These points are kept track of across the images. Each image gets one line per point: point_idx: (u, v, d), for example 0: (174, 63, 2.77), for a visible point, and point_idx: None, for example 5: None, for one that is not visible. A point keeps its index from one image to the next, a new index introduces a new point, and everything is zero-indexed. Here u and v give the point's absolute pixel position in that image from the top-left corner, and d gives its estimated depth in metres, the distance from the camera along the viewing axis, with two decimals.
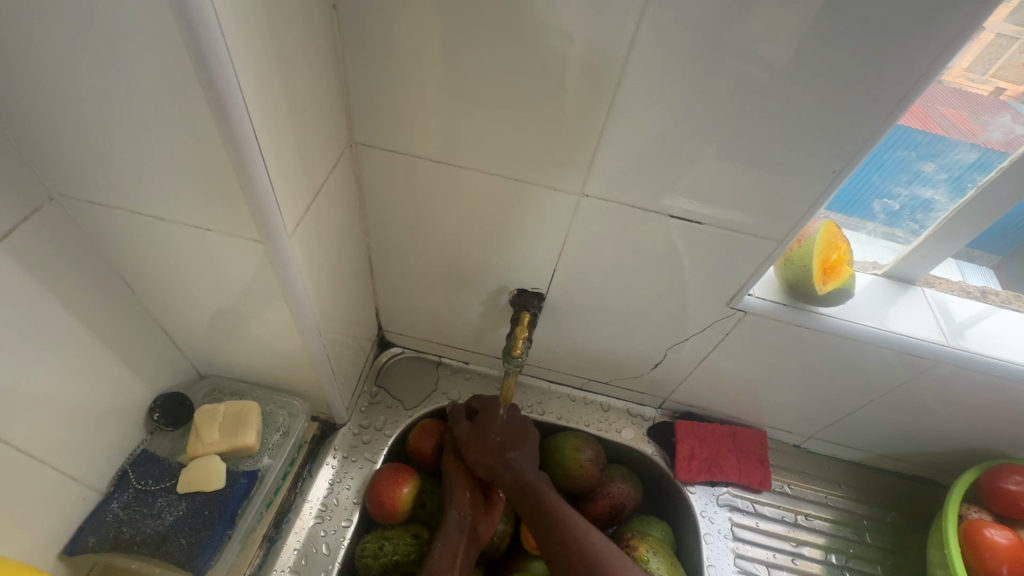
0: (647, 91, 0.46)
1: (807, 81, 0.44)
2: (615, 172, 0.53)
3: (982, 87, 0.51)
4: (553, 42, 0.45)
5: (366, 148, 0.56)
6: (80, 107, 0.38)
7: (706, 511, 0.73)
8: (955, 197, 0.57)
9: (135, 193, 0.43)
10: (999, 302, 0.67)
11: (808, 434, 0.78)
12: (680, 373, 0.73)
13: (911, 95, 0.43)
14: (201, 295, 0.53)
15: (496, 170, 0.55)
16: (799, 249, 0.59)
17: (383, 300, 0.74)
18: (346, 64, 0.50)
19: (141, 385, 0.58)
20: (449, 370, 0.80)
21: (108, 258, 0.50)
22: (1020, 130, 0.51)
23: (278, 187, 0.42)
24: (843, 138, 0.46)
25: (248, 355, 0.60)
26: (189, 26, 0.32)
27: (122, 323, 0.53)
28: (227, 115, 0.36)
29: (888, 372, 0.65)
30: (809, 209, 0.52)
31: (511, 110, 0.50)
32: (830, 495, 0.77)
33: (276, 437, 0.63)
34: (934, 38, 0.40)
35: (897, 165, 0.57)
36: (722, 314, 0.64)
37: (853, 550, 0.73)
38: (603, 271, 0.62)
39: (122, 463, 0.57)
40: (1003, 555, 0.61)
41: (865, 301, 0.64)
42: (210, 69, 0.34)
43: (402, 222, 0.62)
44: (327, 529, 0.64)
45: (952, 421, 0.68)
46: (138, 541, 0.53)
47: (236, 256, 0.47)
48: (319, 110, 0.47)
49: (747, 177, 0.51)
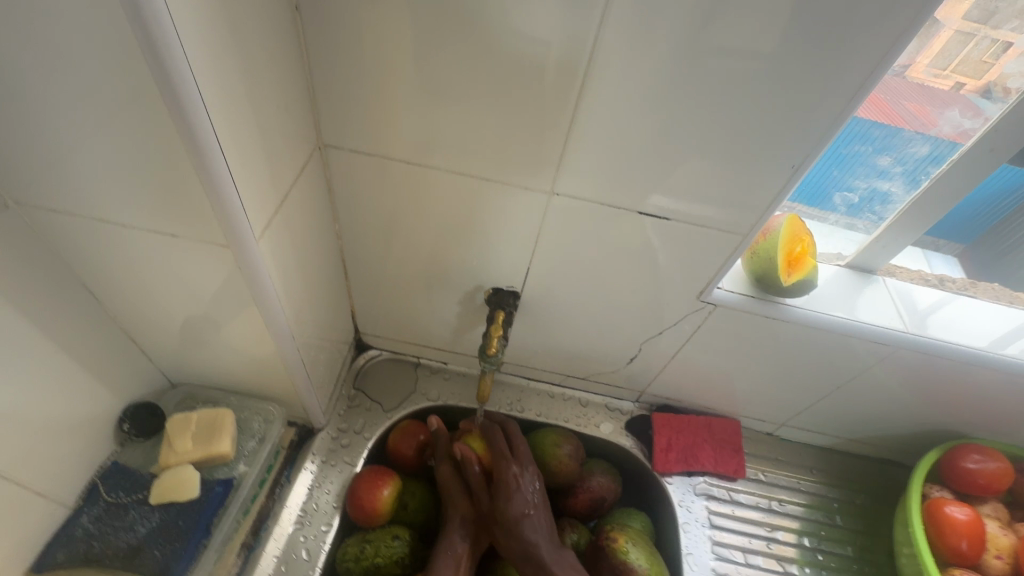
0: (612, 91, 0.47)
1: (764, 80, 0.45)
2: (584, 170, 0.53)
3: (943, 82, 0.54)
4: (519, 43, 0.46)
5: (335, 149, 0.55)
6: (34, 112, 0.37)
7: (684, 501, 0.74)
8: (910, 189, 0.60)
9: (95, 200, 0.42)
10: (955, 289, 0.70)
11: (780, 422, 0.80)
12: (656, 366, 0.75)
13: (862, 91, 0.45)
14: (169, 302, 0.52)
15: (467, 170, 0.55)
16: (764, 242, 0.61)
17: (359, 302, 0.73)
18: (313, 65, 0.49)
19: (109, 395, 0.56)
20: (428, 371, 0.80)
21: (69, 266, 0.49)
22: (968, 124, 0.54)
23: (244, 190, 0.42)
24: (801, 134, 0.48)
25: (220, 361, 0.60)
26: (145, 29, 0.31)
27: (88, 332, 0.52)
28: (186, 119, 0.35)
29: (853, 360, 0.67)
30: (772, 202, 0.54)
31: (480, 110, 0.50)
32: (803, 480, 0.79)
33: (252, 444, 0.62)
34: (880, 37, 0.42)
35: (855, 159, 0.59)
36: (694, 307, 0.65)
37: (825, 532, 0.75)
38: (576, 268, 0.63)
39: (92, 476, 0.56)
40: (963, 530, 0.64)
41: (829, 291, 0.66)
42: (169, 74, 0.33)
43: (375, 224, 0.62)
44: (307, 535, 0.63)
45: (914, 405, 0.71)
46: (109, 555, 0.52)
47: (204, 262, 0.47)
48: (284, 111, 0.47)
49: (712, 173, 0.52)
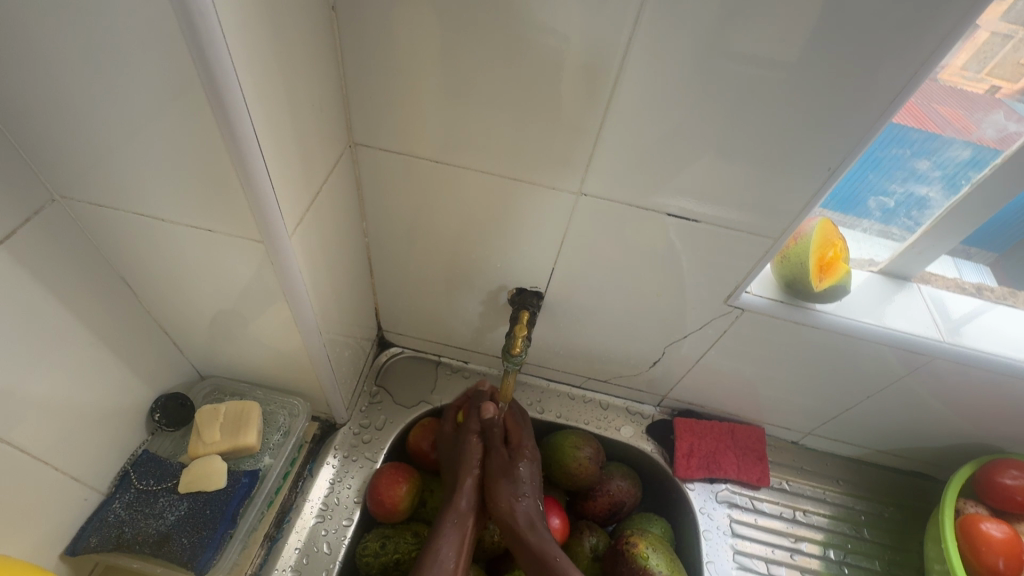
0: (646, 91, 0.47)
1: (802, 81, 0.44)
2: (612, 171, 0.53)
3: (978, 86, 0.51)
4: (551, 41, 0.45)
5: (365, 148, 0.56)
6: (83, 109, 0.38)
7: (705, 508, 0.73)
8: (949, 194, 0.57)
9: (135, 194, 0.44)
10: (993, 298, 0.68)
11: (806, 431, 0.78)
12: (679, 370, 0.74)
13: (904, 94, 0.44)
14: (201, 295, 0.53)
15: (494, 170, 0.55)
16: (795, 246, 0.59)
17: (383, 300, 0.74)
18: (345, 64, 0.50)
19: (142, 386, 0.58)
20: (448, 370, 0.80)
21: (108, 259, 0.50)
22: (1013, 128, 0.51)
23: (279, 187, 0.43)
24: (838, 137, 0.47)
25: (248, 355, 0.61)
26: (190, 26, 0.32)
27: (123, 324, 0.54)
28: (228, 116, 0.36)
29: (883, 368, 0.65)
30: (805, 206, 0.52)
31: (510, 111, 0.50)
32: (829, 491, 0.77)
33: (277, 437, 0.63)
34: (926, 38, 0.40)
35: (892, 162, 0.57)
36: (720, 312, 0.64)
37: (851, 545, 0.73)
38: (601, 269, 0.63)
39: (124, 464, 0.58)
40: (999, 548, 0.62)
41: (861, 297, 0.64)
42: (212, 71, 0.34)
43: (402, 223, 0.63)
44: (328, 528, 0.64)
45: (948, 417, 0.69)
46: (140, 541, 0.54)
47: (237, 257, 0.47)
48: (317, 109, 0.47)
49: (743, 176, 0.51)
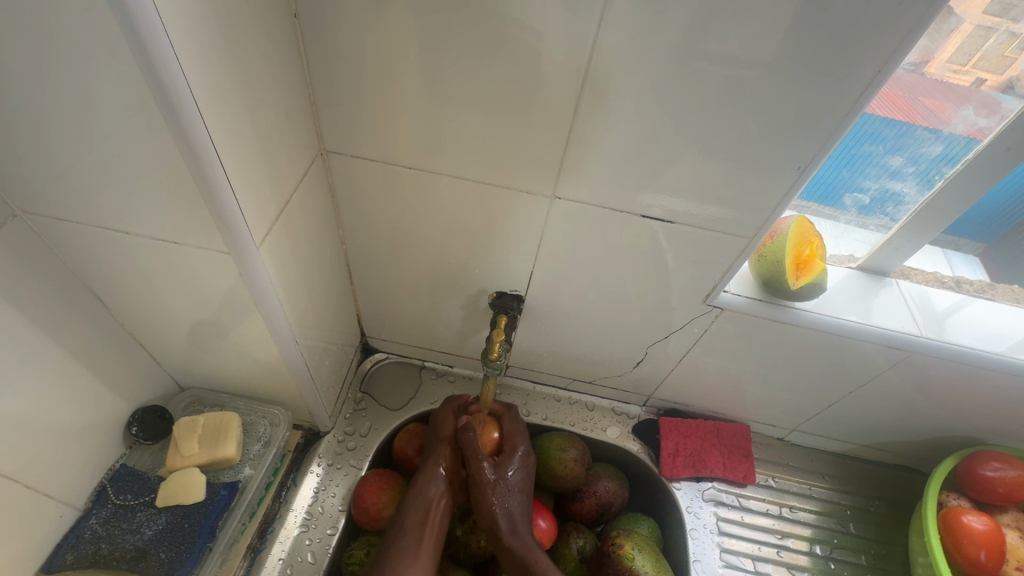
0: (615, 92, 0.47)
1: (768, 81, 0.44)
2: (585, 174, 0.53)
3: (962, 78, 0.52)
4: (518, 44, 0.45)
5: (337, 155, 0.56)
6: (38, 123, 0.37)
7: (692, 507, 0.73)
8: (923, 189, 0.58)
9: (99, 208, 0.43)
10: (974, 291, 0.68)
11: (791, 427, 0.78)
12: (663, 370, 0.74)
13: (870, 89, 0.44)
14: (174, 307, 0.53)
15: (468, 175, 0.55)
16: (771, 245, 0.59)
17: (365, 307, 0.74)
18: (313, 70, 0.49)
19: (117, 400, 0.57)
20: (433, 375, 0.80)
21: (77, 274, 0.50)
22: (984, 123, 0.52)
23: (244, 196, 0.42)
24: (806, 136, 0.47)
25: (226, 365, 0.60)
26: (139, 34, 0.31)
27: (95, 337, 0.53)
28: (183, 125, 0.36)
29: (865, 364, 0.65)
30: (779, 204, 0.52)
31: (480, 115, 0.50)
32: (815, 486, 0.78)
33: (257, 448, 0.62)
34: (888, 33, 0.40)
35: (866, 159, 0.57)
36: (701, 311, 0.64)
37: (837, 540, 0.73)
38: (580, 271, 0.63)
39: (100, 479, 0.57)
40: (981, 540, 0.62)
41: (840, 294, 0.64)
42: (163, 79, 0.33)
43: (379, 229, 0.62)
44: (312, 538, 0.64)
45: (931, 411, 0.69)
46: (116, 557, 0.53)
47: (208, 268, 0.47)
48: (284, 117, 0.47)
49: (714, 176, 0.51)
